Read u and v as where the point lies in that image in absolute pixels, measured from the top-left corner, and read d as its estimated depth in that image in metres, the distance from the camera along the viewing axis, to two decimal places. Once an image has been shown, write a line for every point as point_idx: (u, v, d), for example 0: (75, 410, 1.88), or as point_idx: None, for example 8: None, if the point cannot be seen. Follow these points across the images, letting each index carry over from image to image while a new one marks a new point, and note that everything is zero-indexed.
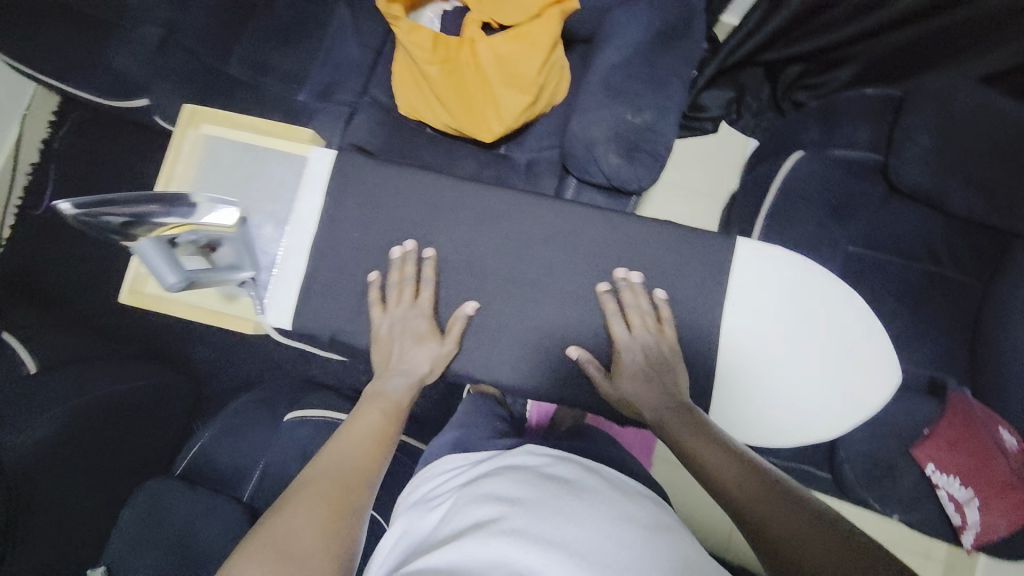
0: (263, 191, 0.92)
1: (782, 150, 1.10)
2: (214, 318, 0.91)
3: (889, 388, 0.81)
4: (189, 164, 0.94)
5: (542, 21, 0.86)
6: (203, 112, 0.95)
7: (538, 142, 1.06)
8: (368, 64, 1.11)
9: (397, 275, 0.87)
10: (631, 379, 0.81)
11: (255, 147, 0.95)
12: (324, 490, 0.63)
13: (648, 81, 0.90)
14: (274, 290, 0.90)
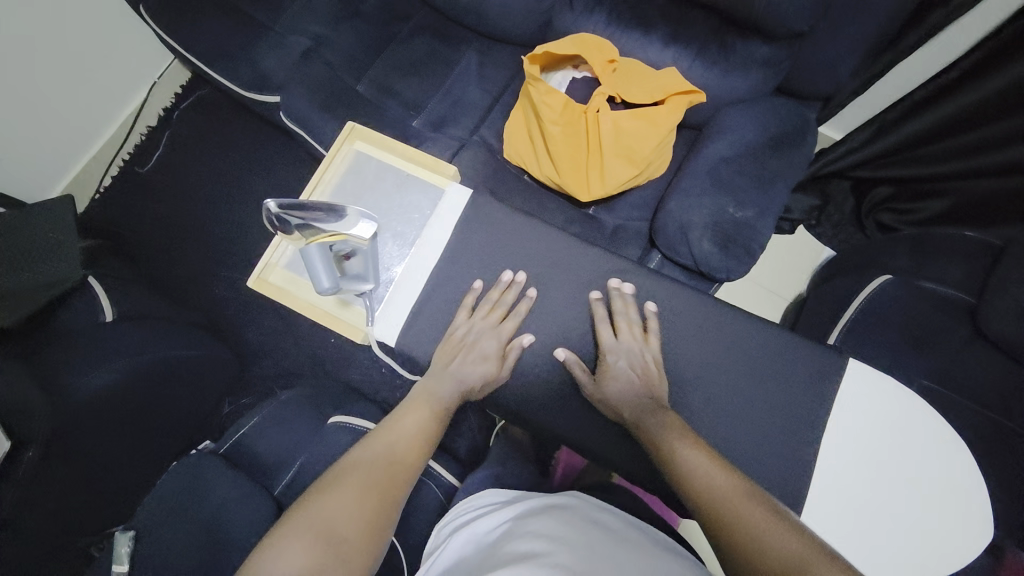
0: (397, 212, 0.95)
1: (866, 270, 1.12)
2: (327, 322, 0.91)
3: (968, 552, 0.77)
4: (337, 174, 0.98)
5: (667, 109, 0.92)
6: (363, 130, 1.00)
7: (630, 211, 1.09)
8: (484, 106, 1.19)
9: (494, 294, 0.89)
10: (615, 379, 0.82)
11: (400, 171, 0.98)
12: (362, 478, 0.70)
13: (755, 180, 0.94)
14: (387, 306, 0.91)
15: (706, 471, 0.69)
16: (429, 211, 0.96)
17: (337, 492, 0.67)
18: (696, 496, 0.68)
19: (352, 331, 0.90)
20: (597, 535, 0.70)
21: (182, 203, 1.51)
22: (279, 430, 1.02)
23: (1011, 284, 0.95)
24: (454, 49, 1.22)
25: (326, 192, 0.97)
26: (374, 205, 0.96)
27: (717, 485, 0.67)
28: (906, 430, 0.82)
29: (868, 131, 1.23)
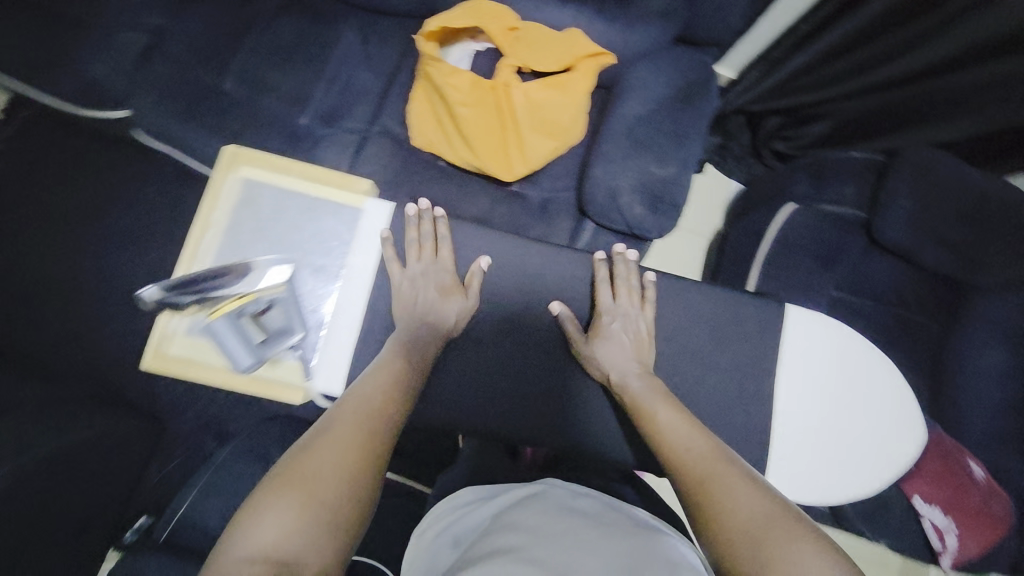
0: (310, 243, 0.85)
1: (773, 200, 1.20)
2: (256, 389, 0.80)
3: (906, 456, 0.86)
4: (226, 209, 0.84)
5: (578, 75, 0.88)
6: (247, 154, 0.86)
7: (554, 183, 1.05)
8: (378, 92, 1.06)
9: (411, 233, 0.85)
10: (609, 342, 0.83)
11: (303, 195, 0.87)
12: (348, 432, 0.64)
13: (671, 136, 0.94)
14: (322, 352, 0.82)
15: (687, 436, 0.70)
16: (349, 235, 0.86)
17: (319, 449, 0.61)
18: (673, 458, 0.69)
19: (288, 391, 0.80)
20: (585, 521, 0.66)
21: (32, 253, 1.24)
22: (225, 493, 0.91)
23: (899, 196, 1.06)
24: (331, 28, 1.07)
25: (217, 234, 0.83)
26: (280, 239, 0.85)
27: (696, 450, 0.68)
28: (837, 352, 0.89)
29: (759, 68, 1.33)
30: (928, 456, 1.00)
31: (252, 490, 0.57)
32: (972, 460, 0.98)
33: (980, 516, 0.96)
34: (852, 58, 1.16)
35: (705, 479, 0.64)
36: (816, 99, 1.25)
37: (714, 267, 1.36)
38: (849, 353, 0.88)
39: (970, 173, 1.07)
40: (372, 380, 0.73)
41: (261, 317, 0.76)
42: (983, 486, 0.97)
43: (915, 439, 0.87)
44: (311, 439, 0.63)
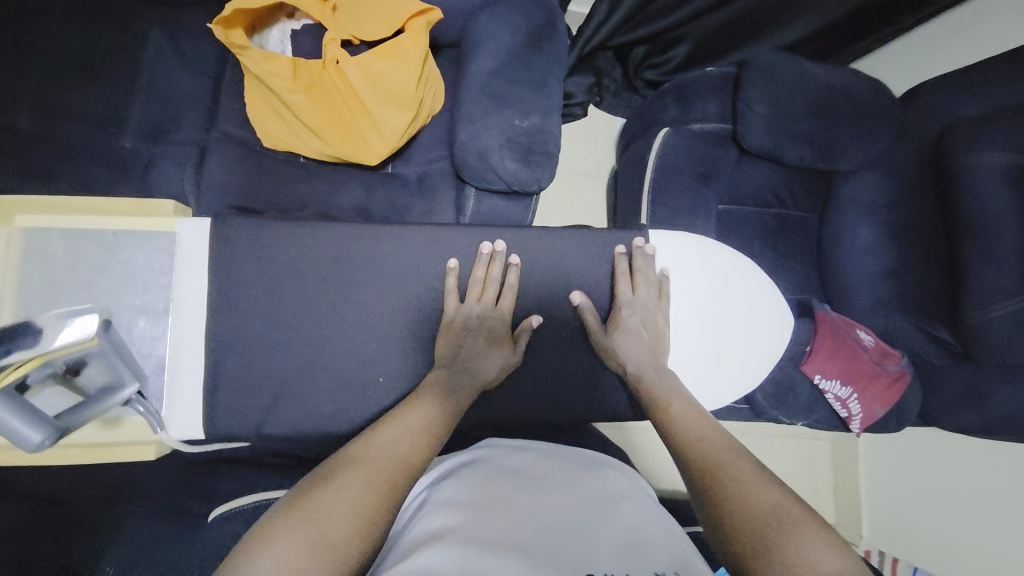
0: (129, 283, 0.79)
1: (648, 129, 1.22)
2: (99, 454, 0.76)
3: (776, 346, 0.93)
4: (15, 270, 0.76)
5: (409, 37, 0.82)
6: (22, 204, 0.78)
7: (427, 156, 1.01)
8: (208, 95, 0.98)
9: (480, 270, 0.83)
10: (628, 338, 0.84)
11: (101, 232, 0.78)
12: (366, 474, 0.60)
13: (528, 84, 0.92)
14: (171, 395, 0.78)
15: (697, 423, 0.73)
16: (163, 272, 0.80)
17: (339, 482, 0.59)
18: (680, 440, 0.71)
19: (135, 449, 0.76)
20: (519, 481, 0.69)
21: None
22: None
23: (755, 100, 1.10)
24: (134, 34, 0.95)
25: (14, 298, 0.76)
26: (89, 286, 0.78)
27: (704, 438, 0.70)
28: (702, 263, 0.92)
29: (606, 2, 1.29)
30: (822, 334, 1.08)
31: (259, 525, 0.54)
32: (859, 329, 1.10)
33: (875, 376, 1.08)
34: None
35: (715, 464, 0.65)
36: (667, 24, 1.31)
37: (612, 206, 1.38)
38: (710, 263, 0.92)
39: (810, 67, 1.14)
40: (408, 416, 0.70)
41: (74, 375, 0.65)
42: (872, 349, 1.09)
43: (780, 333, 0.94)
44: (334, 472, 0.61)
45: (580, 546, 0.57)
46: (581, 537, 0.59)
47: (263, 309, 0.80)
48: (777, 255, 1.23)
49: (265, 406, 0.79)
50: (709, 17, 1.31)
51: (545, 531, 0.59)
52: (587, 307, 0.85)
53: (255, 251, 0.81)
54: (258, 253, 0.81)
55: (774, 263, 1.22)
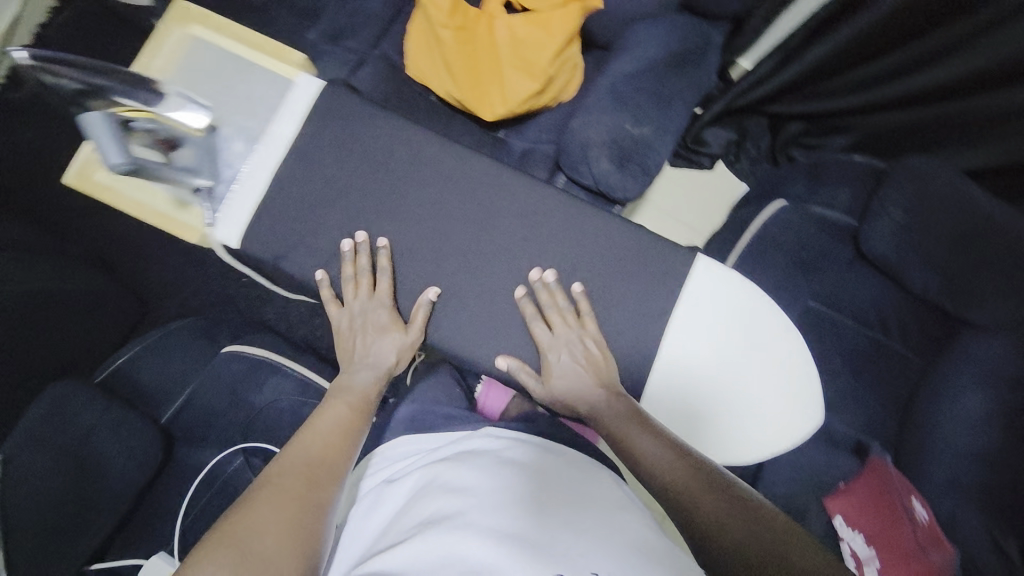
0: (243, 106, 0.88)
1: (766, 196, 1.14)
2: (159, 222, 0.87)
3: (804, 431, 0.81)
4: (173, 63, 0.90)
5: (562, 14, 0.87)
6: (197, 15, 0.92)
7: (538, 134, 1.05)
8: (385, 19, 1.09)
9: (349, 270, 0.81)
10: (563, 382, 0.79)
11: (243, 59, 0.91)
12: (290, 484, 0.64)
13: (655, 98, 0.92)
14: (229, 202, 0.83)
15: (678, 472, 0.68)
16: (269, 101, 0.88)
17: (256, 512, 0.61)
18: (680, 509, 0.66)
19: (187, 229, 0.87)
20: (512, 474, 0.65)
21: (67, 132, 1.37)
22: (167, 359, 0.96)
23: (892, 205, 1.00)
24: None
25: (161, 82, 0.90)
26: (216, 96, 0.88)
27: (710, 510, 0.65)
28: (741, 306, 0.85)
29: (775, 60, 1.17)
30: (865, 479, 0.93)
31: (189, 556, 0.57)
32: (918, 498, 0.89)
33: (908, 560, 0.84)
34: (866, 69, 1.13)
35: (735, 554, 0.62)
36: (833, 108, 1.21)
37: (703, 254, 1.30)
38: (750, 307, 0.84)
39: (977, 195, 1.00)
40: (322, 425, 0.72)
41: (170, 151, 0.80)
42: (924, 530, 0.85)
43: (813, 421, 0.82)
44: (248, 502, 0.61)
45: (565, 543, 0.56)
46: (553, 536, 0.56)
47: (328, 191, 0.84)
48: (858, 381, 1.03)
49: (294, 248, 0.83)
50: (894, 113, 1.17)
51: (522, 519, 0.58)
52: (518, 369, 0.81)
53: (342, 138, 0.85)
54: (345, 143, 0.85)
55: (852, 388, 1.03)
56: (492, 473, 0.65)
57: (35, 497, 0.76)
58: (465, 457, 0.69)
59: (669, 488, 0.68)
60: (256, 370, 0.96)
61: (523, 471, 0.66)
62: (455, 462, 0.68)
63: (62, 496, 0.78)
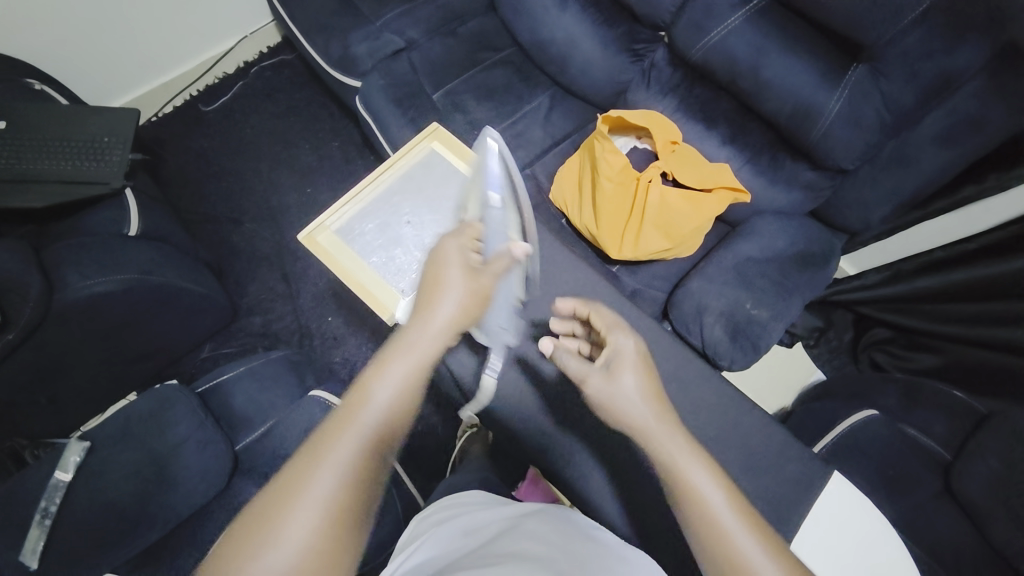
0: (450, 213, 0.94)
1: (856, 399, 1.15)
2: (360, 293, 0.87)
3: None
4: (408, 166, 0.97)
5: (713, 199, 0.98)
6: (443, 130, 0.99)
7: (651, 279, 1.11)
8: (543, 147, 1.25)
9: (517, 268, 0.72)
10: (625, 380, 0.60)
11: (463, 176, 0.97)
12: (344, 474, 0.48)
13: (777, 286, 0.99)
14: (419, 293, 0.88)
15: (712, 489, 0.54)
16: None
17: (307, 489, 0.47)
18: (703, 517, 0.53)
19: (381, 308, 0.85)
20: (597, 548, 0.64)
21: (231, 150, 1.57)
22: (258, 386, 1.00)
23: (990, 452, 0.96)
24: (530, 89, 1.29)
25: (394, 178, 0.96)
26: (430, 199, 0.95)
27: (748, 547, 0.51)
28: (840, 518, 0.81)
29: (882, 273, 1.28)
30: None
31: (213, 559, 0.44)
32: None
33: None
34: (960, 305, 1.15)
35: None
36: (925, 329, 1.22)
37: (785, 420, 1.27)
38: (851, 524, 0.81)
39: None
40: (382, 395, 0.52)
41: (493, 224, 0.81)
42: None
43: None
44: (298, 468, 0.47)
45: None
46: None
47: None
48: None
49: None
50: (987, 352, 1.13)
51: (571, 560, 0.58)
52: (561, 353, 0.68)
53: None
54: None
55: None
56: (538, 522, 0.67)
57: (98, 499, 0.77)
58: (546, 517, 0.69)
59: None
60: None
61: (609, 552, 0.64)
62: (537, 518, 0.68)
63: (119, 503, 0.78)
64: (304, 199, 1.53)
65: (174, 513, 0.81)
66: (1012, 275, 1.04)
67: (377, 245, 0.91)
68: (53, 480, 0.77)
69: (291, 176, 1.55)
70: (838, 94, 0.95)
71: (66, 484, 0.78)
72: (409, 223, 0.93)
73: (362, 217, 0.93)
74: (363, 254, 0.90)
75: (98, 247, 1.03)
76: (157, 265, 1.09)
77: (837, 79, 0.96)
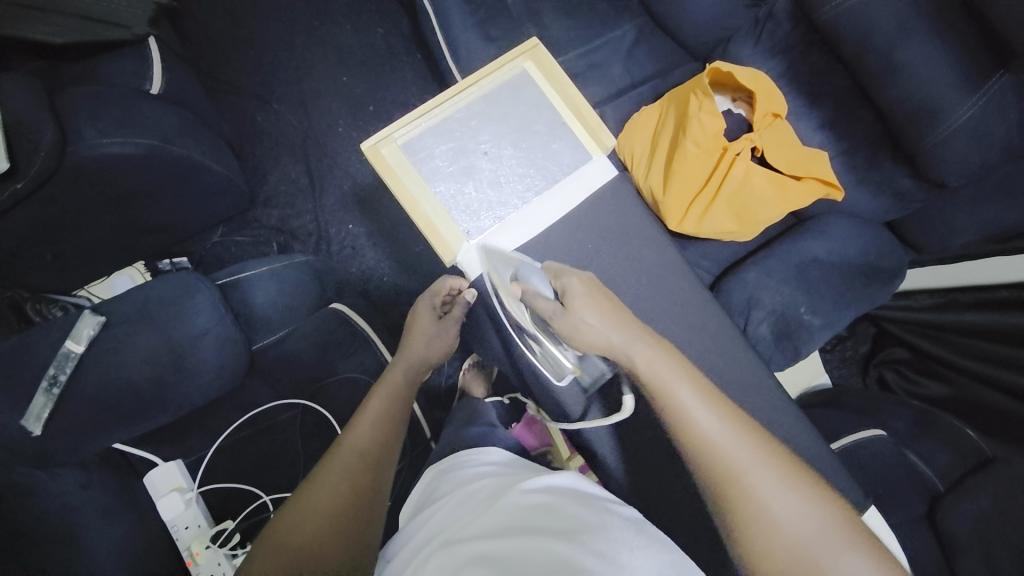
0: (532, 152, 0.86)
1: (868, 416, 1.14)
2: (422, 225, 0.80)
3: None
4: (494, 85, 0.87)
5: (801, 189, 0.90)
6: (544, 54, 0.87)
7: (701, 257, 1.04)
8: (618, 87, 1.11)
9: (532, 297, 0.72)
10: (582, 309, 0.67)
11: (554, 112, 0.88)
12: (353, 464, 0.69)
13: (837, 296, 0.93)
14: (490, 235, 0.83)
15: (678, 380, 0.61)
16: (571, 170, 0.87)
17: (319, 480, 0.66)
18: (674, 413, 0.61)
19: (446, 249, 0.81)
20: (622, 521, 0.61)
21: (265, 14, 1.39)
22: (277, 287, 0.95)
23: (985, 493, 0.92)
24: (618, 14, 1.12)
25: (477, 96, 0.86)
26: (509, 129, 0.86)
27: (711, 427, 0.59)
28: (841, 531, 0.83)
29: (934, 299, 1.25)
30: None
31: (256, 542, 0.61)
32: None
33: None
34: (996, 344, 1.09)
35: (734, 471, 0.57)
36: (950, 358, 1.16)
37: (804, 404, 1.31)
38: None
39: None
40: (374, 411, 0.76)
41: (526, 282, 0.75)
42: None
43: None
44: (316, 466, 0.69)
45: None
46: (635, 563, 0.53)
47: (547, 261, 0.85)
48: None
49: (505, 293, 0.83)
50: (998, 395, 1.06)
51: (591, 537, 0.56)
52: (527, 295, 0.71)
53: (582, 218, 0.87)
54: (587, 224, 0.86)
55: None
56: (553, 496, 0.64)
57: (113, 376, 0.76)
58: (559, 489, 0.66)
59: (704, 450, 0.59)
60: (352, 339, 0.95)
61: (635, 525, 0.61)
62: (548, 491, 0.65)
63: (133, 384, 0.76)
64: (338, 86, 1.38)
65: (188, 400, 0.80)
66: None
67: (447, 173, 0.83)
68: (64, 349, 0.75)
69: (328, 56, 1.39)
70: (974, 100, 0.83)
71: (77, 356, 0.76)
72: (487, 154, 0.85)
73: (435, 135, 0.84)
74: (430, 181, 0.82)
75: (116, 101, 0.92)
76: (178, 133, 0.99)
77: (981, 79, 0.83)
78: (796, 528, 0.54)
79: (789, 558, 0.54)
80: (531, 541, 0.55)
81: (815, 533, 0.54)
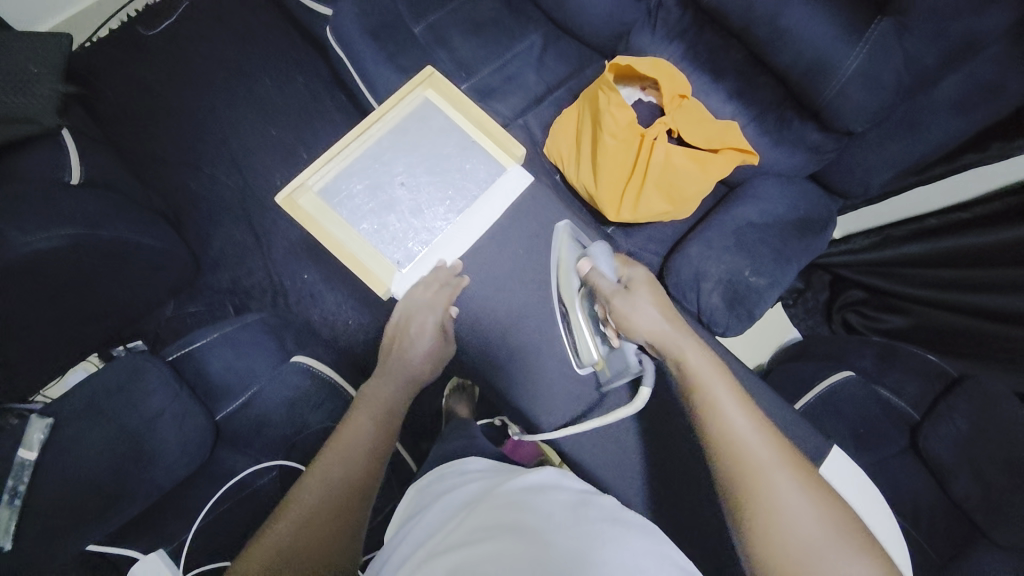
0: (448, 173, 0.90)
1: (835, 360, 1.18)
2: (351, 264, 0.83)
3: None
4: (399, 118, 0.90)
5: (721, 159, 0.93)
6: (442, 80, 0.91)
7: (646, 241, 1.07)
8: (536, 94, 1.14)
9: (594, 280, 0.80)
10: (641, 296, 0.74)
11: (462, 133, 0.92)
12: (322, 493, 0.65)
13: (776, 254, 0.97)
14: (420, 262, 0.86)
15: (716, 378, 0.65)
16: (488, 184, 0.91)
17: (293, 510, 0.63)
18: (707, 404, 0.64)
19: (378, 282, 0.83)
20: (606, 518, 0.61)
21: (181, 84, 1.39)
22: (235, 352, 0.95)
23: (958, 412, 0.94)
24: (522, 26, 1.16)
25: (384, 131, 0.89)
26: (423, 157, 0.90)
27: (739, 422, 0.62)
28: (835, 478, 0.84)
29: (870, 239, 1.29)
30: None
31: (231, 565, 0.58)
32: None
33: None
34: (943, 269, 1.14)
35: (758, 466, 0.59)
36: (902, 291, 1.21)
37: (776, 363, 1.35)
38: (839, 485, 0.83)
39: None
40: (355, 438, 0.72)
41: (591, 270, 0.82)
42: None
43: None
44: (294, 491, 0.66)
45: None
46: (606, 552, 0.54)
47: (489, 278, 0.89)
48: None
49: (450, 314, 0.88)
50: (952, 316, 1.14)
51: (562, 533, 0.56)
52: (592, 270, 0.80)
53: (512, 232, 0.91)
54: (514, 233, 0.91)
55: None
56: (531, 494, 0.64)
57: (72, 475, 0.74)
58: (537, 490, 0.66)
59: (727, 441, 0.61)
60: (319, 388, 0.95)
61: (616, 519, 0.61)
62: (527, 491, 0.65)
63: (93, 480, 0.74)
64: (268, 140, 1.38)
65: (154, 486, 0.78)
66: (999, 245, 1.03)
67: (368, 211, 0.86)
68: (17, 460, 0.72)
69: (254, 113, 1.39)
70: (858, 49, 0.88)
71: (32, 463, 0.73)
72: (403, 185, 0.88)
73: (349, 176, 0.86)
74: (353, 221, 0.85)
75: (32, 196, 0.90)
76: (104, 216, 0.97)
77: (862, 28, 0.88)
78: (798, 523, 0.56)
79: (798, 551, 0.55)
80: (499, 539, 0.55)
81: (818, 535, 0.56)
